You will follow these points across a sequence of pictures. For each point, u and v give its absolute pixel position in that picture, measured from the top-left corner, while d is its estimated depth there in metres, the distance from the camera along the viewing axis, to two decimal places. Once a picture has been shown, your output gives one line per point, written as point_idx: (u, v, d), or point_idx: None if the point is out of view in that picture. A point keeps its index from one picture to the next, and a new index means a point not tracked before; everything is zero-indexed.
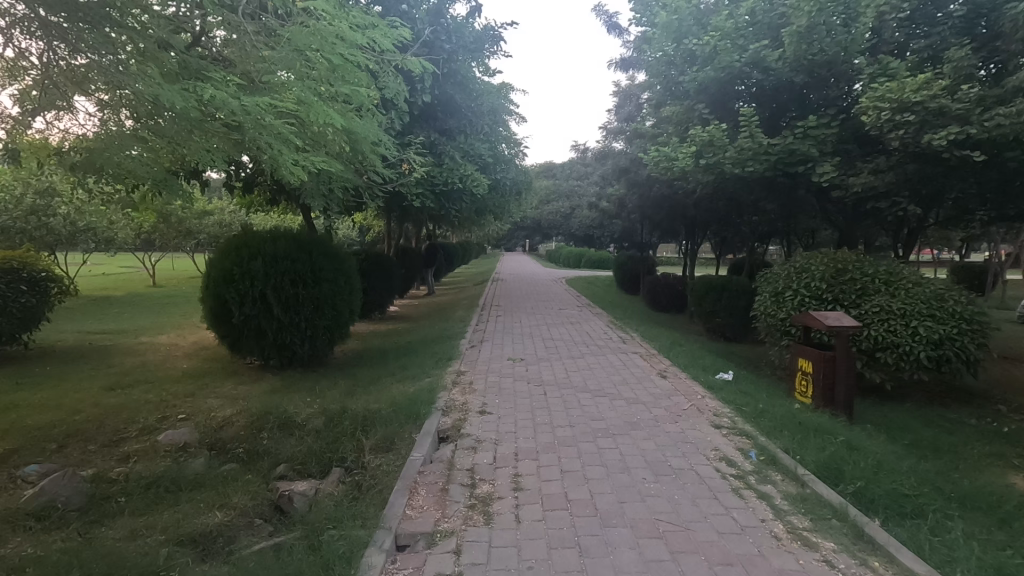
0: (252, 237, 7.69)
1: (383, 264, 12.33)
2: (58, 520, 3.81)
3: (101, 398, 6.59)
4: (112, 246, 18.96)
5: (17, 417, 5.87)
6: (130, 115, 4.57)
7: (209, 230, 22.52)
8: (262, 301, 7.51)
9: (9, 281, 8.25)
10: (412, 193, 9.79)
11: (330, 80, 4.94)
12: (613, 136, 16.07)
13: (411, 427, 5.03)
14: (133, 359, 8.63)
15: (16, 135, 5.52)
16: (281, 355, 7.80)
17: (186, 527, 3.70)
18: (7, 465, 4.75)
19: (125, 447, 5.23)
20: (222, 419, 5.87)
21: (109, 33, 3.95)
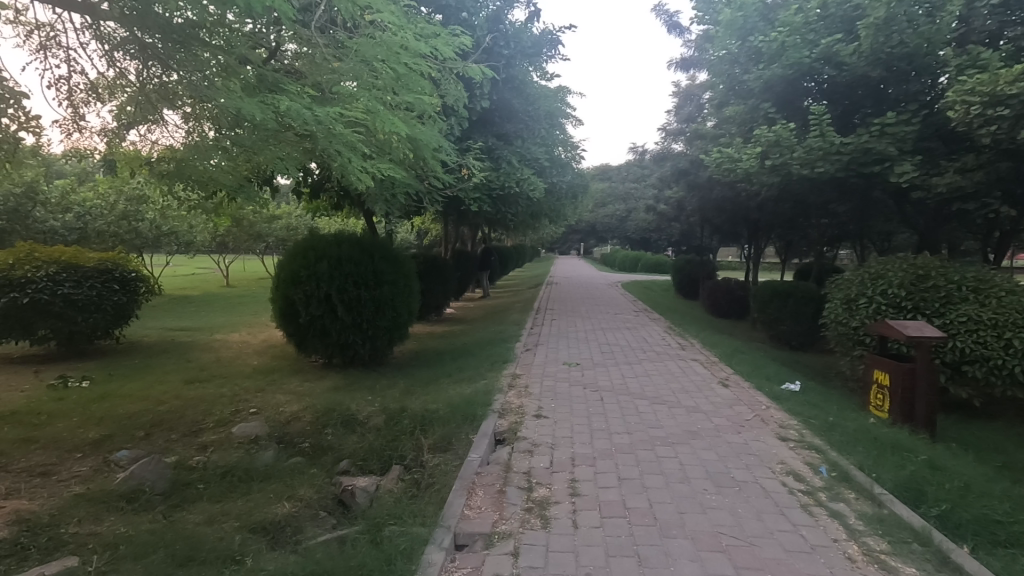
0: (319, 241, 8.04)
1: (440, 268, 12.60)
2: (145, 502, 4.11)
3: (182, 390, 7.07)
4: (192, 249, 20.34)
5: (109, 405, 6.39)
6: (213, 127, 4.89)
7: (277, 233, 23.67)
8: (326, 302, 7.83)
9: (104, 281, 8.99)
10: (470, 198, 9.98)
11: (396, 89, 5.12)
12: (672, 137, 15.76)
13: (468, 428, 5.11)
14: (210, 355, 9.20)
15: (114, 147, 6.03)
16: (344, 354, 8.11)
17: (258, 516, 3.90)
18: (101, 449, 5.18)
19: (203, 437, 5.57)
20: (290, 414, 6.15)
21: (194, 51, 4.23)
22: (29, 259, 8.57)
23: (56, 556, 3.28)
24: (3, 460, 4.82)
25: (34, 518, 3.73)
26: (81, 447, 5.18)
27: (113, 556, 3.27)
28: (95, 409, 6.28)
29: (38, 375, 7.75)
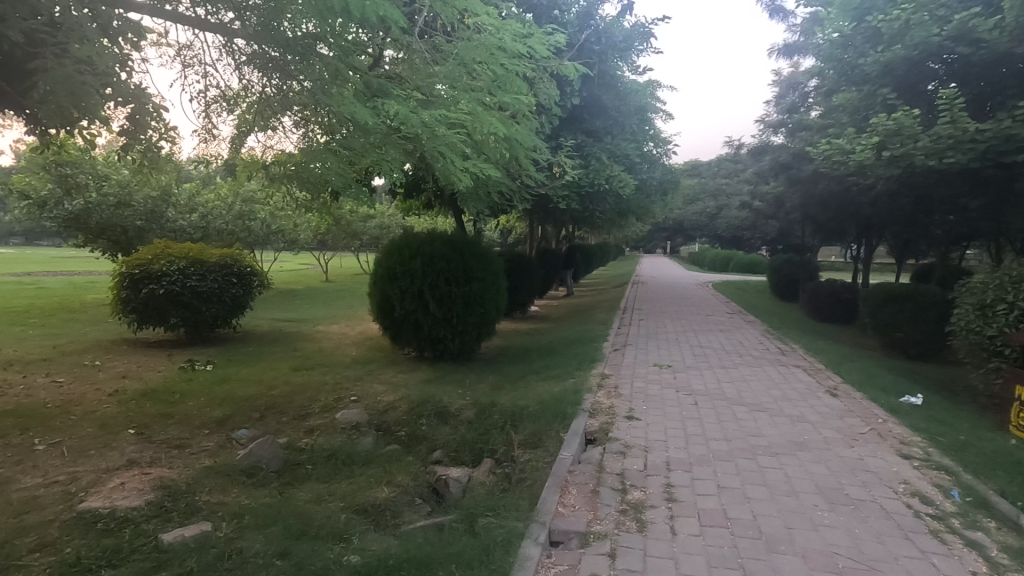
0: (413, 238, 8.37)
1: (526, 265, 12.72)
2: (262, 477, 4.49)
3: (290, 377, 7.65)
4: (296, 246, 21.96)
5: (230, 388, 7.04)
6: (324, 132, 5.24)
7: (371, 232, 24.99)
8: (419, 297, 8.15)
9: (225, 275, 9.91)
10: (559, 196, 9.99)
11: (493, 90, 5.28)
12: (772, 129, 14.84)
13: (558, 426, 5.12)
14: (313, 345, 9.88)
15: (237, 153, 6.64)
16: (435, 348, 8.39)
17: (360, 498, 4.14)
18: (225, 427, 5.72)
19: (310, 421, 6.00)
20: (387, 403, 6.48)
21: (308, 61, 4.52)
22: (164, 255, 9.63)
23: (192, 520, 3.66)
24: (148, 432, 5.45)
25: (174, 484, 4.19)
26: (208, 424, 5.75)
27: (239, 524, 3.60)
28: (218, 390, 6.95)
29: (172, 358, 8.69)
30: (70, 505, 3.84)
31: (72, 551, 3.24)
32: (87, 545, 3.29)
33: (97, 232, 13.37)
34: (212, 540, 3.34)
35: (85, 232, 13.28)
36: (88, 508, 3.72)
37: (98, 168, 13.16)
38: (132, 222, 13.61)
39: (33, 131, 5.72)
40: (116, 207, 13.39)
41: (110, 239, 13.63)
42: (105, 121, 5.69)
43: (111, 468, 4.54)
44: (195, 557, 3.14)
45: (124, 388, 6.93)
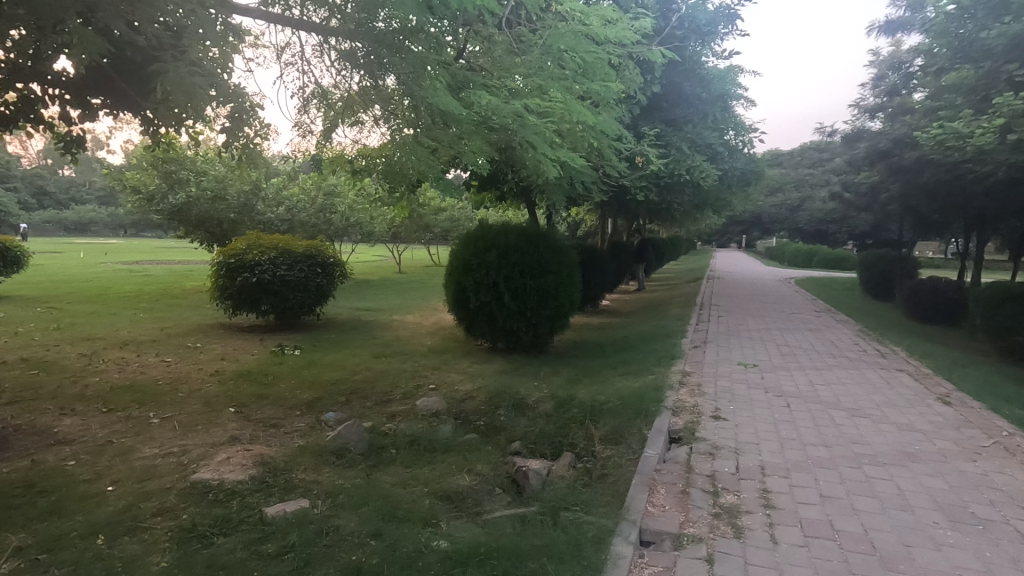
0: (488, 230, 8.41)
1: (597, 258, 12.52)
2: (351, 459, 4.67)
3: (371, 364, 7.93)
4: (372, 238, 22.81)
5: (317, 372, 7.39)
6: (409, 125, 5.34)
7: (442, 225, 25.55)
8: (494, 289, 8.19)
9: (310, 264, 10.41)
10: (636, 187, 9.74)
11: (580, 78, 5.52)
12: (869, 114, 13.74)
13: (640, 424, 5.05)
14: (391, 334, 10.21)
15: (325, 148, 6.91)
16: (508, 340, 8.43)
17: (444, 484, 4.21)
18: (314, 409, 6.00)
19: (392, 407, 6.17)
20: (464, 392, 6.57)
21: (396, 56, 4.60)
22: (256, 245, 10.25)
23: (291, 496, 3.85)
24: (246, 411, 5.82)
25: (272, 462, 4.43)
26: (299, 406, 6.06)
27: (334, 503, 3.75)
28: (306, 374, 7.31)
29: (263, 343, 9.24)
30: (184, 475, 4.15)
31: (188, 517, 3.50)
32: (200, 513, 3.55)
33: (196, 224, 14.44)
34: (311, 517, 3.51)
35: (187, 224, 14.38)
36: (200, 479, 4.02)
37: (197, 164, 14.19)
38: (226, 214, 14.59)
39: (147, 130, 6.19)
40: (213, 200, 14.39)
41: (207, 230, 14.70)
42: (208, 120, 6.07)
43: (216, 443, 4.88)
44: (296, 532, 3.30)
45: (223, 369, 7.45)
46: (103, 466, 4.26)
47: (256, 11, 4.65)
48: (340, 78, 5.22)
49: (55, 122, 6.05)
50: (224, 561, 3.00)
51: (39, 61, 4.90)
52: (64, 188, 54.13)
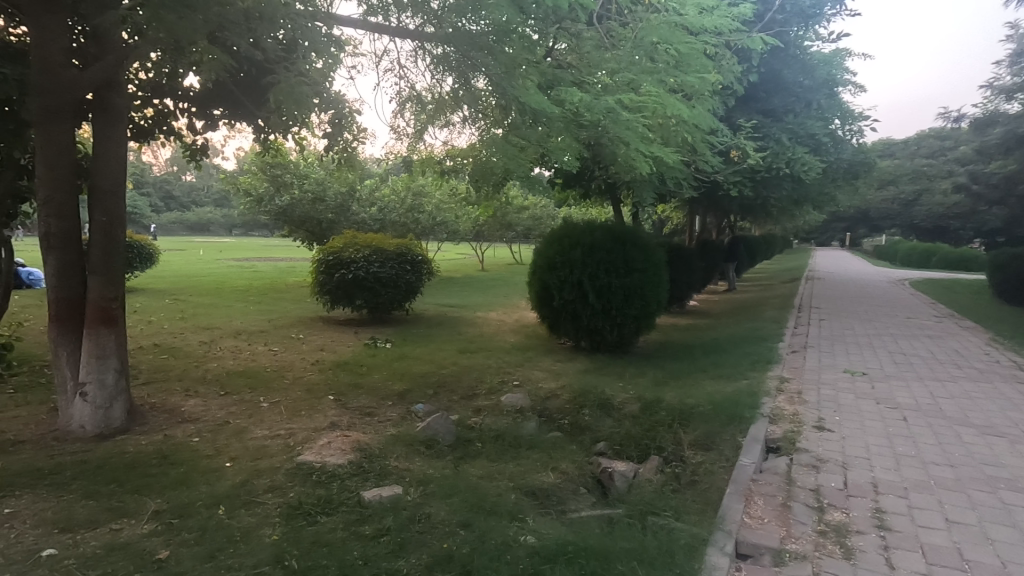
0: (573, 228, 8.35)
1: (685, 257, 12.07)
2: (439, 450, 4.77)
3: (456, 358, 8.15)
4: (457, 237, 23.45)
5: (408, 365, 7.70)
6: (498, 124, 5.41)
7: (525, 223, 25.81)
8: (578, 287, 8.12)
9: (400, 261, 10.89)
10: (730, 182, 9.29)
11: (674, 70, 5.45)
12: (1004, 95, 12.23)
13: (734, 430, 4.89)
14: (476, 330, 10.44)
15: (417, 150, 7.18)
16: (592, 339, 8.33)
17: (529, 480, 4.18)
18: (404, 400, 6.25)
19: (478, 401, 6.26)
20: (548, 390, 6.58)
21: (488, 57, 4.70)
22: (352, 243, 10.87)
23: (386, 482, 4.04)
24: (344, 399, 6.19)
25: (368, 448, 4.66)
26: (390, 397, 6.34)
27: (425, 491, 3.89)
28: (397, 366, 7.64)
29: (357, 335, 9.77)
30: (291, 456, 4.48)
31: (295, 496, 3.78)
32: (305, 492, 3.81)
33: (298, 224, 15.56)
34: (404, 503, 3.67)
35: (291, 223, 15.53)
36: (305, 461, 4.32)
37: (301, 168, 15.29)
38: (325, 215, 15.58)
39: (259, 137, 6.73)
40: (313, 202, 15.44)
41: (308, 229, 15.79)
42: (312, 126, 6.49)
43: (318, 428, 5.22)
44: (391, 517, 3.46)
45: (322, 359, 7.96)
46: (222, 444, 4.70)
47: (358, 21, 4.92)
48: (431, 81, 5.39)
49: (184, 132, 6.71)
50: (327, 539, 3.21)
51: (172, 78, 5.47)
52: (187, 192, 60.23)
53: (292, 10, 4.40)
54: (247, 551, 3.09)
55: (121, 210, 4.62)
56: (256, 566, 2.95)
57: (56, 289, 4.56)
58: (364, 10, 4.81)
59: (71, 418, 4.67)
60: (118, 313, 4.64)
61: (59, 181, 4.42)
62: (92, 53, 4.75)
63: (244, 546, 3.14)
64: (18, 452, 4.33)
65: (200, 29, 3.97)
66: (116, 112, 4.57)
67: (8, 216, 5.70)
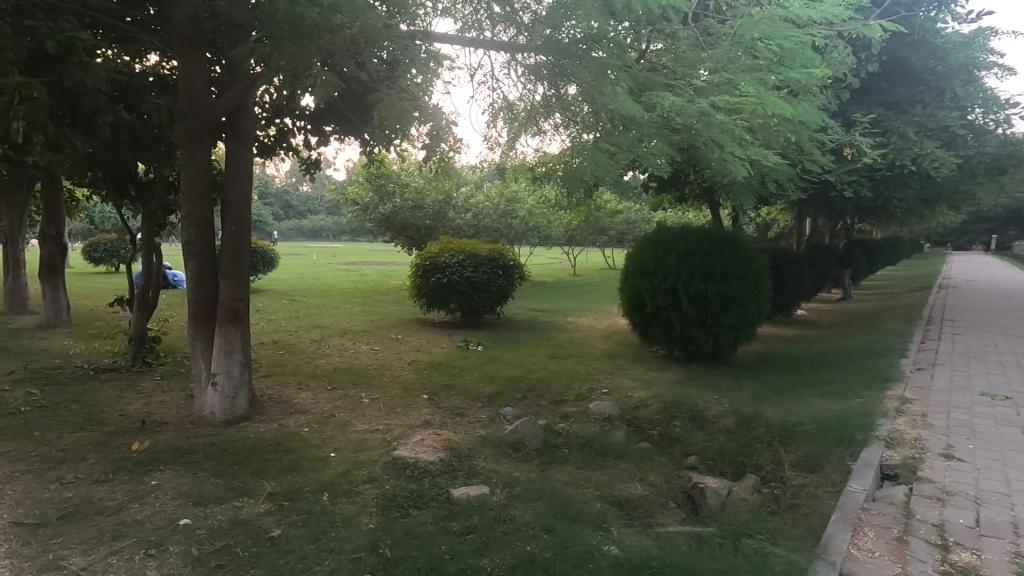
0: (667, 233, 8.11)
1: (792, 263, 11.28)
2: (526, 453, 4.83)
3: (546, 364, 8.20)
4: (550, 241, 23.58)
5: (498, 368, 7.86)
6: (587, 130, 5.39)
7: (619, 227, 25.42)
8: (672, 294, 7.86)
9: (493, 266, 11.18)
10: (844, 182, 8.57)
11: (777, 66, 5.19)
12: None
13: (843, 453, 4.52)
14: (566, 335, 10.43)
15: (509, 158, 7.34)
16: (686, 348, 8.01)
17: (615, 490, 4.12)
18: (494, 402, 6.39)
19: (566, 407, 6.25)
20: (639, 399, 6.43)
21: (578, 65, 4.72)
22: (448, 249, 11.31)
23: (474, 481, 4.17)
24: (437, 399, 6.46)
25: (457, 447, 4.82)
26: (480, 399, 6.51)
27: (511, 493, 3.96)
28: (488, 369, 7.84)
29: (451, 338, 10.14)
30: (387, 450, 4.76)
31: (390, 488, 4.01)
32: (399, 486, 4.04)
33: (399, 230, 16.46)
34: (490, 503, 3.77)
35: (393, 230, 16.47)
36: (400, 456, 4.56)
37: (403, 178, 16.19)
38: (423, 221, 16.38)
39: (365, 151, 7.22)
40: (413, 209, 16.27)
41: (408, 235, 16.65)
42: (412, 139, 6.86)
43: (413, 425, 5.50)
44: (478, 516, 3.57)
45: (418, 360, 8.35)
46: (327, 435, 5.09)
47: (454, 37, 5.13)
48: (522, 91, 5.50)
49: (301, 148, 7.36)
50: (418, 532, 3.38)
51: (291, 100, 6.03)
52: (303, 201, 65.73)
53: (394, 32, 4.71)
54: (346, 536, 3.34)
55: (247, 220, 5.17)
56: (354, 551, 3.18)
57: (194, 290, 5.19)
58: (459, 26, 5.00)
59: (204, 404, 5.29)
60: (243, 313, 5.19)
61: (198, 196, 5.04)
62: (226, 81, 5.37)
63: (344, 532, 3.40)
64: (163, 432, 4.98)
65: (311, 54, 4.36)
66: (245, 133, 5.14)
67: (160, 225, 6.55)
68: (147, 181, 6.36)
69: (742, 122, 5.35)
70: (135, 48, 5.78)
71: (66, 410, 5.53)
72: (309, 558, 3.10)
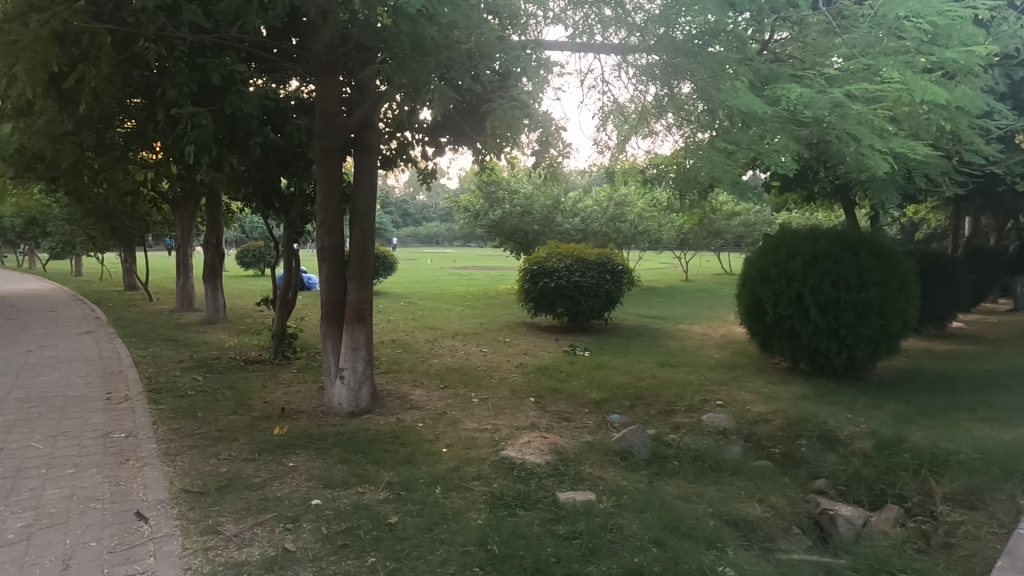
0: (792, 236, 7.50)
1: (946, 269, 9.92)
2: (634, 463, 4.70)
3: (656, 372, 7.92)
4: (661, 246, 22.82)
5: (604, 375, 7.75)
6: (702, 128, 5.14)
7: (736, 230, 24.02)
8: (797, 302, 7.22)
9: (601, 271, 11.06)
10: (1015, 174, 7.40)
11: (928, 47, 4.64)
12: None
13: (1011, 491, 3.97)
14: (677, 343, 10.01)
15: (618, 161, 7.23)
16: (814, 361, 7.33)
17: (730, 509, 3.87)
18: (601, 409, 6.30)
19: (676, 418, 5.99)
20: (758, 413, 6.00)
21: (693, 60, 4.53)
22: (556, 254, 11.38)
23: (581, 487, 4.14)
24: (544, 402, 6.50)
25: (564, 451, 4.81)
26: (587, 404, 6.46)
27: (618, 502, 3.88)
28: (595, 375, 7.76)
29: (558, 342, 10.17)
30: (495, 449, 4.88)
31: (498, 487, 4.11)
32: (507, 485, 4.13)
33: (508, 236, 16.88)
34: (597, 510, 3.73)
35: (503, 235, 16.91)
36: (507, 456, 4.64)
37: (512, 185, 16.61)
38: (531, 226, 16.71)
39: (477, 159, 7.50)
40: (522, 215, 16.63)
41: (517, 241, 17.01)
42: (522, 146, 6.99)
43: (520, 427, 5.60)
44: (585, 521, 3.55)
45: (525, 363, 8.49)
46: (440, 431, 5.35)
47: (565, 43, 5.15)
48: (631, 93, 5.38)
49: (419, 159, 7.80)
50: (525, 532, 3.43)
51: (410, 115, 6.43)
52: (419, 210, 69.74)
53: (507, 43, 4.86)
54: (457, 528, 3.49)
55: (372, 228, 5.58)
56: (464, 544, 3.31)
57: (327, 292, 5.71)
58: (571, 32, 4.99)
59: (333, 396, 5.78)
60: (367, 313, 5.60)
61: (331, 206, 5.54)
62: (355, 100, 5.85)
63: (454, 525, 3.54)
64: (299, 419, 5.53)
65: (430, 69, 4.63)
66: (369, 148, 5.59)
67: (298, 233, 7.26)
68: (288, 194, 7.10)
69: (884, 114, 4.85)
70: (280, 75, 6.50)
71: (222, 395, 6.32)
72: (422, 547, 3.28)
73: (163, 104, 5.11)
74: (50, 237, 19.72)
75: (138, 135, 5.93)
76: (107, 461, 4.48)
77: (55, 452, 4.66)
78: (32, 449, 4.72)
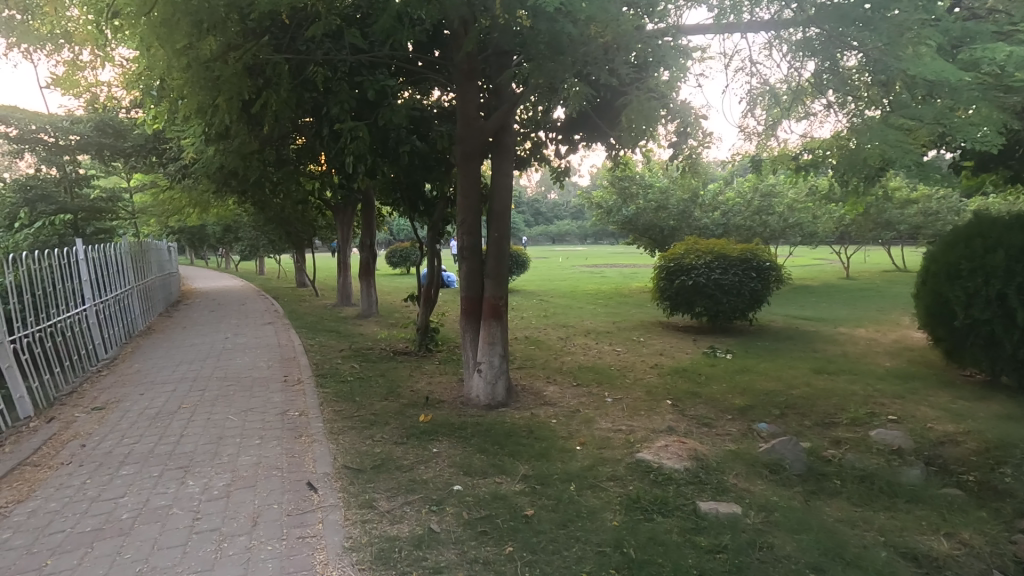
0: (991, 225, 6.30)
1: None
2: (786, 477, 4.28)
3: (811, 379, 7.15)
4: (815, 240, 20.71)
5: (750, 380, 7.17)
6: (871, 105, 4.53)
7: (911, 220, 21.03)
8: (999, 304, 6.03)
9: (745, 268, 10.28)
10: None
11: None
12: None
13: None
14: (836, 348, 8.97)
15: (767, 148, 6.66)
16: (1021, 375, 6.12)
17: (909, 541, 3.37)
18: (746, 416, 5.84)
19: (837, 432, 5.35)
20: (943, 433, 5.15)
21: (864, 28, 4.00)
22: (693, 250, 10.81)
23: (724, 498, 3.88)
24: (682, 405, 6.21)
25: (705, 458, 4.53)
26: (730, 410, 6.04)
27: (768, 518, 3.56)
28: (739, 379, 7.23)
29: (696, 343, 9.68)
30: (631, 451, 4.76)
31: (634, 490, 4.01)
32: (643, 489, 4.01)
33: (642, 232, 16.45)
34: (743, 524, 3.47)
35: (638, 232, 16.51)
36: (644, 458, 4.50)
37: (646, 179, 16.15)
38: (667, 222, 16.14)
39: (611, 155, 7.37)
40: (657, 210, 16.13)
41: (651, 237, 16.51)
42: (658, 138, 6.73)
43: (657, 429, 5.40)
44: (729, 535, 3.32)
45: (661, 363, 8.19)
46: (574, 429, 5.35)
47: (709, 26, 4.84)
48: (781, 74, 4.91)
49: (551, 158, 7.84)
50: (663, 539, 3.30)
51: (545, 115, 6.52)
52: (551, 209, 70.74)
53: (645, 33, 4.71)
54: (594, 527, 3.47)
55: (508, 228, 5.74)
56: (599, 544, 3.27)
57: (466, 289, 6.00)
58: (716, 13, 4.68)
59: (471, 388, 6.05)
60: (503, 310, 5.78)
61: (470, 207, 5.80)
62: (493, 104, 6.07)
63: (589, 523, 3.52)
64: (441, 408, 5.89)
65: (567, 68, 4.66)
66: (506, 149, 5.75)
67: (439, 233, 7.71)
68: (431, 197, 7.57)
69: None
70: (424, 86, 6.93)
71: (376, 383, 6.95)
72: (558, 542, 3.30)
73: (328, 121, 5.73)
74: (241, 241, 23.19)
75: (307, 149, 6.70)
76: (285, 436, 5.15)
77: (246, 425, 5.47)
78: (229, 420, 5.58)
